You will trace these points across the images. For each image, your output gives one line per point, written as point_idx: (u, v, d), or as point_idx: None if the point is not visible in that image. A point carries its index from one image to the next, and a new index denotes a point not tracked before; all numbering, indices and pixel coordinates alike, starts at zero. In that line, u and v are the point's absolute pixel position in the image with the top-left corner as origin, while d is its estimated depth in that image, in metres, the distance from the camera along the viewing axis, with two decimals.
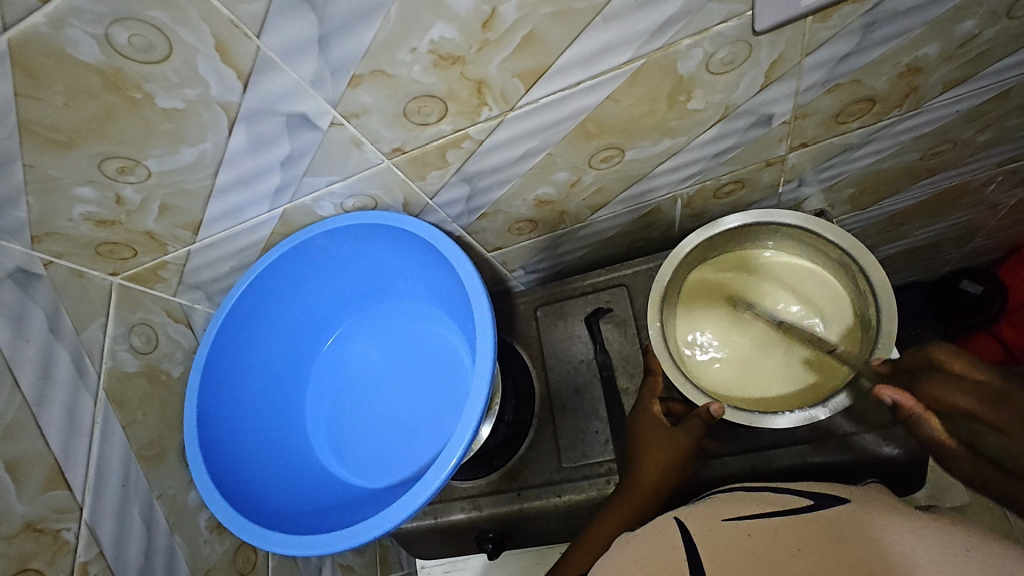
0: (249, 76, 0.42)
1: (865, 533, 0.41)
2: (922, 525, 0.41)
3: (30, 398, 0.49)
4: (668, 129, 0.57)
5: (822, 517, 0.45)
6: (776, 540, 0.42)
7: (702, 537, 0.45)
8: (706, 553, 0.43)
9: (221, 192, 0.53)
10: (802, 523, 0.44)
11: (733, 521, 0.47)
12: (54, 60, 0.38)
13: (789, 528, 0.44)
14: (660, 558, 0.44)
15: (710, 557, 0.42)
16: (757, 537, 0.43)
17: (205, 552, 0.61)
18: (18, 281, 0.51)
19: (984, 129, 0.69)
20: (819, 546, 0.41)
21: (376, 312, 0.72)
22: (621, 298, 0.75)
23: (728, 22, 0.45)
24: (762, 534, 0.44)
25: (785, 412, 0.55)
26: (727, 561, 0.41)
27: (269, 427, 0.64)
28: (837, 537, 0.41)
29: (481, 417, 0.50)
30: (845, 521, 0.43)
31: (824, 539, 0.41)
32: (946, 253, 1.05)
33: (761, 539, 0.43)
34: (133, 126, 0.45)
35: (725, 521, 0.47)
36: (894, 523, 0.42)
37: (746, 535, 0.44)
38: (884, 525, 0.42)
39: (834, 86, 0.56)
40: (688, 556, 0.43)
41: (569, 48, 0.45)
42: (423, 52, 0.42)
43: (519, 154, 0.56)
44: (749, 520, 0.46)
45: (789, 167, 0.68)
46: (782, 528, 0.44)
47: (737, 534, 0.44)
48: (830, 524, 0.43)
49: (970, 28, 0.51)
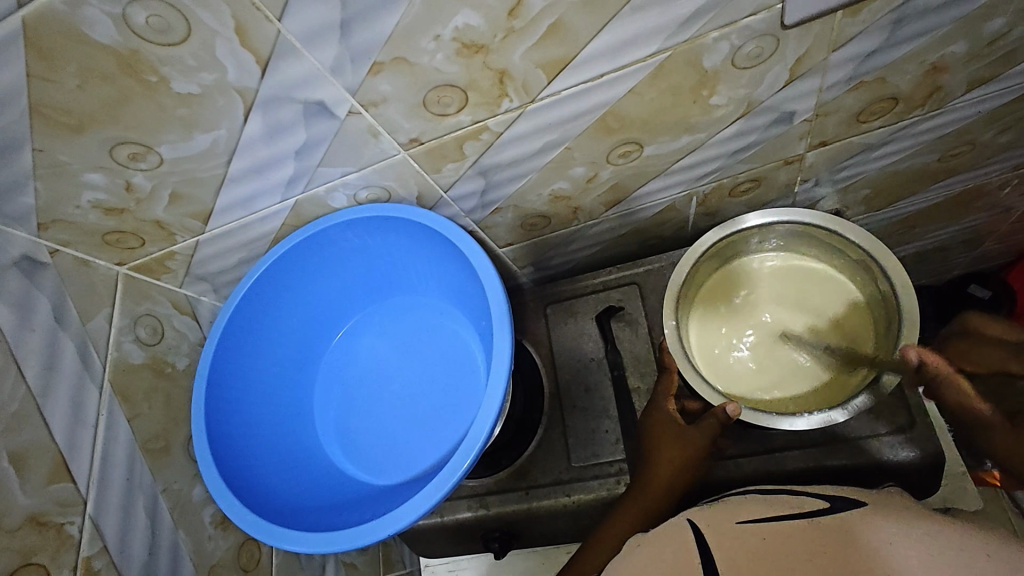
0: (269, 60, 0.41)
1: (881, 535, 0.40)
2: (942, 528, 0.40)
3: (34, 389, 0.48)
4: (688, 125, 0.56)
5: (837, 520, 0.44)
6: (789, 544, 0.41)
7: (716, 539, 0.44)
8: (719, 555, 0.42)
9: (233, 181, 0.52)
10: (817, 527, 0.43)
11: (747, 524, 0.45)
12: (67, 39, 0.37)
13: (803, 532, 0.43)
14: (671, 561, 0.43)
15: (723, 560, 0.41)
16: (771, 542, 0.42)
17: (209, 548, 0.60)
18: (24, 269, 0.50)
19: (1004, 132, 0.68)
20: (833, 550, 0.40)
21: (387, 306, 0.71)
22: (633, 296, 0.75)
23: (758, 14, 0.44)
24: (775, 538, 0.43)
25: (804, 414, 0.53)
26: (741, 564, 0.40)
27: (279, 420, 0.63)
28: (849, 542, 0.40)
29: (498, 413, 0.49)
30: (863, 524, 0.42)
31: (835, 544, 0.40)
32: (955, 257, 1.04)
33: (776, 542, 0.42)
34: (147, 110, 0.44)
35: (739, 523, 0.46)
36: (912, 526, 0.41)
37: (759, 539, 0.43)
38: (902, 527, 0.41)
39: (858, 84, 0.55)
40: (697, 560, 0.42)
41: (594, 39, 0.44)
42: (447, 39, 0.41)
43: (538, 146, 0.55)
44: (763, 522, 0.45)
45: (807, 166, 0.68)
46: (794, 531, 0.43)
47: (751, 538, 0.43)
48: (845, 527, 0.42)
49: (1000, 26, 0.51)
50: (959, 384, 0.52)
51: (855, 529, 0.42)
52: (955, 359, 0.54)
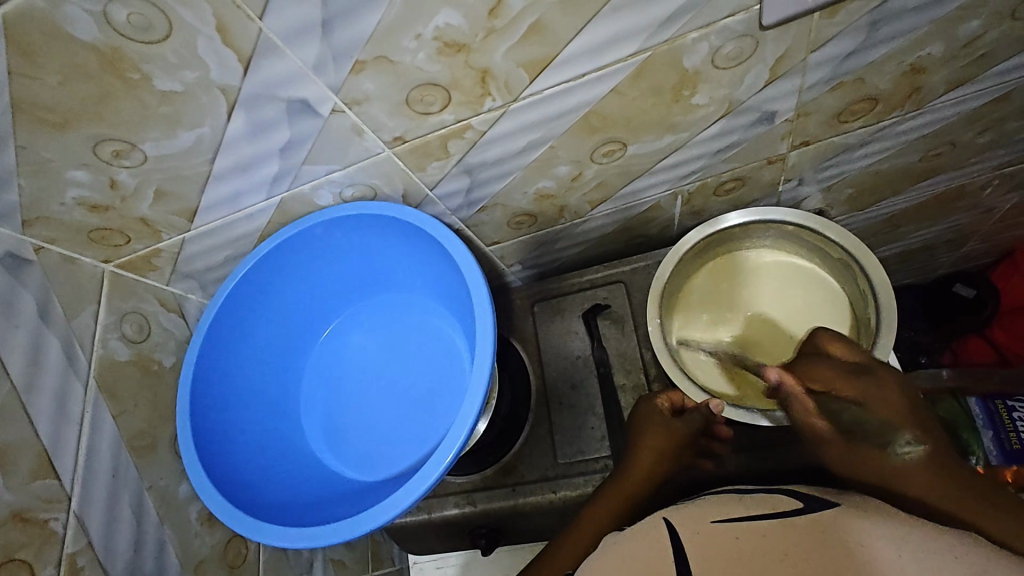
0: (251, 58, 0.41)
1: (849, 537, 0.41)
2: (906, 529, 0.41)
3: (18, 385, 0.49)
4: (671, 124, 0.57)
5: (808, 520, 0.44)
6: (765, 543, 0.41)
7: (691, 539, 0.44)
8: (695, 554, 0.42)
9: (218, 178, 0.52)
10: (789, 526, 0.43)
11: (720, 523, 0.45)
12: (48, 36, 0.38)
13: (775, 532, 0.43)
14: (648, 561, 0.43)
15: (697, 559, 0.41)
16: (746, 541, 0.42)
17: (196, 544, 0.61)
18: (7, 266, 0.50)
19: (983, 132, 0.69)
20: (803, 551, 0.40)
21: (374, 304, 0.71)
22: (619, 294, 0.75)
23: (736, 16, 0.45)
24: (749, 537, 0.42)
25: (784, 411, 0.56)
26: (720, 564, 0.40)
27: (265, 416, 0.64)
28: (821, 543, 0.40)
29: (480, 409, 0.49)
30: (833, 525, 0.43)
31: (810, 544, 0.40)
32: (940, 256, 1.05)
33: (750, 541, 0.42)
34: (130, 108, 0.44)
35: (714, 522, 0.45)
36: (880, 527, 0.41)
37: (734, 539, 0.43)
38: (869, 528, 0.41)
39: (837, 84, 0.56)
40: (674, 559, 0.42)
41: (574, 39, 0.44)
42: (428, 39, 0.42)
43: (521, 145, 0.56)
44: (738, 521, 0.45)
45: (790, 166, 0.68)
46: (769, 531, 0.43)
47: (725, 537, 0.43)
48: (818, 527, 0.43)
49: (975, 28, 0.51)
50: (807, 402, 0.51)
51: (824, 530, 0.42)
52: (820, 376, 0.51)
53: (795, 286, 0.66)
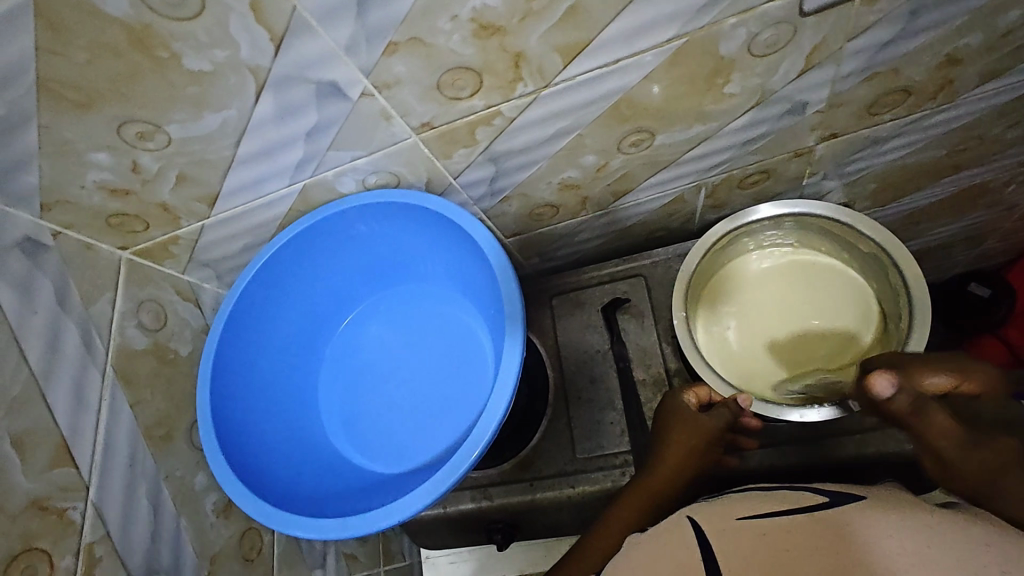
0: (283, 38, 0.40)
1: (874, 528, 0.39)
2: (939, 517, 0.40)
3: (37, 371, 0.48)
4: (701, 114, 0.56)
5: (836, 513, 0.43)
6: (792, 537, 0.40)
7: (716, 536, 0.43)
8: (721, 550, 0.41)
9: (242, 163, 0.51)
10: (816, 520, 0.42)
11: (746, 520, 0.44)
12: (77, 11, 0.37)
13: (802, 525, 0.42)
14: (673, 560, 0.42)
15: (724, 554, 0.40)
16: (772, 537, 0.41)
17: (212, 536, 0.60)
18: (26, 250, 0.49)
19: (1012, 127, 0.68)
20: (832, 543, 0.39)
21: (393, 295, 0.70)
22: (639, 288, 0.74)
23: (776, 1, 0.44)
24: (776, 533, 0.42)
25: (813, 406, 0.55)
26: (739, 558, 0.39)
27: (284, 406, 0.63)
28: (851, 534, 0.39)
29: (509, 400, 0.48)
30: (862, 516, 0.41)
31: (838, 537, 0.39)
32: (956, 255, 1.04)
33: (776, 537, 0.41)
34: (157, 88, 0.43)
35: (739, 519, 0.45)
36: (914, 514, 0.40)
37: (760, 535, 0.42)
38: (900, 515, 0.40)
39: (872, 75, 0.55)
40: (700, 556, 0.41)
41: (612, 23, 0.43)
42: (464, 20, 0.41)
43: (549, 133, 0.55)
44: (763, 518, 0.44)
45: (816, 159, 0.67)
46: (797, 525, 0.42)
47: (751, 534, 0.42)
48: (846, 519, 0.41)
49: (1015, 18, 0.50)
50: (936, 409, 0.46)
51: (849, 523, 0.41)
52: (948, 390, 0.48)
53: (823, 278, 0.66)
